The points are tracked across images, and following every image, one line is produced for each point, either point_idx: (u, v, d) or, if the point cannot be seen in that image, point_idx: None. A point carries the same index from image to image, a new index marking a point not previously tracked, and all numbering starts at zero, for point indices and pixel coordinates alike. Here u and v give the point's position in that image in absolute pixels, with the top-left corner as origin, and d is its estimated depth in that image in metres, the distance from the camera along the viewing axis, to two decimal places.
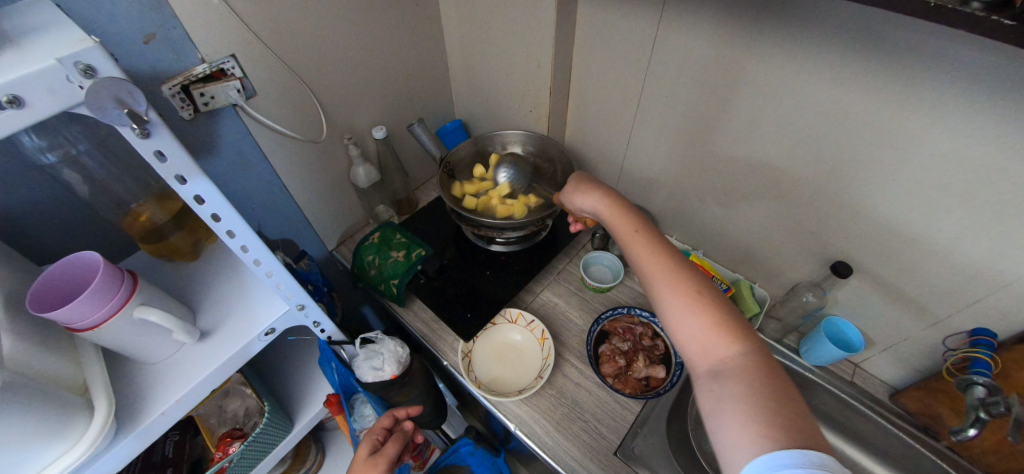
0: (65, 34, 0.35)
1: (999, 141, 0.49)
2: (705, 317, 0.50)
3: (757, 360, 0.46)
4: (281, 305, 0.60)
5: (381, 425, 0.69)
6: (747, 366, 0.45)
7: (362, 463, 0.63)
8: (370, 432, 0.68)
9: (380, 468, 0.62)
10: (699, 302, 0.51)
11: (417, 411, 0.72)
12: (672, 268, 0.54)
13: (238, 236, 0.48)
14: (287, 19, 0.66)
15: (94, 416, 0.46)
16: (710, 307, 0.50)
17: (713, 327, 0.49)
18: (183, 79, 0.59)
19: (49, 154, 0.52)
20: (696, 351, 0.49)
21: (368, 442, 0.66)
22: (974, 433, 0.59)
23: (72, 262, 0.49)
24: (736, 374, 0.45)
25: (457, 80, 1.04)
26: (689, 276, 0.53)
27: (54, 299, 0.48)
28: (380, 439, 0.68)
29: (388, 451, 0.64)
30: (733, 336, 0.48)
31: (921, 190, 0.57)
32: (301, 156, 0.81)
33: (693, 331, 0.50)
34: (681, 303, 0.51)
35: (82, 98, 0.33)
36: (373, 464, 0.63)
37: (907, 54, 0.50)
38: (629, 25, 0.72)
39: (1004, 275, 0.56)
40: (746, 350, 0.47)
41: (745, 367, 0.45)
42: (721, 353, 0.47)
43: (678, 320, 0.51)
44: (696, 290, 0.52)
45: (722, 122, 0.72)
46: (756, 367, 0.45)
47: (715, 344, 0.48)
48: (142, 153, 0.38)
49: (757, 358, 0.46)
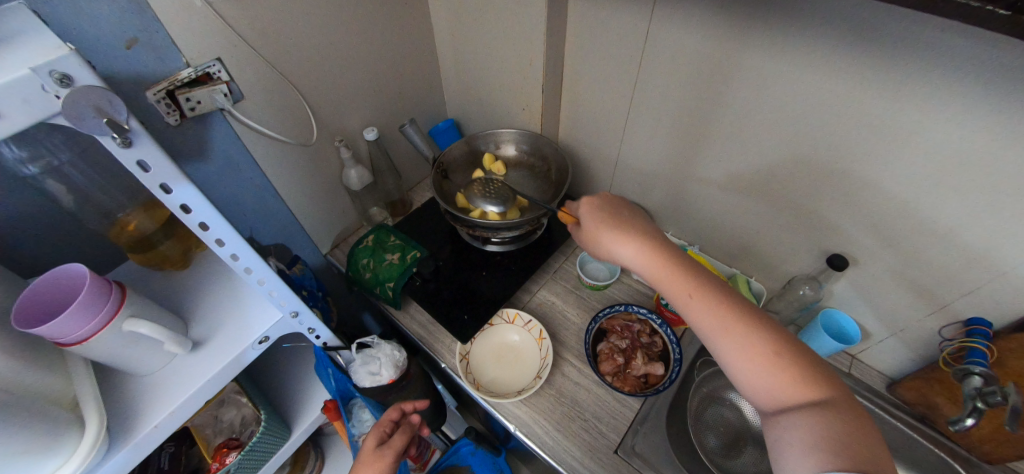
0: (40, 42, 0.34)
1: (995, 131, 0.48)
2: (780, 366, 0.48)
3: (829, 396, 0.46)
4: (275, 312, 0.59)
5: (388, 416, 0.66)
6: (822, 405, 0.45)
7: (367, 456, 0.61)
8: (377, 424, 0.65)
9: (387, 461, 0.59)
10: (760, 342, 0.49)
11: (423, 404, 0.69)
12: (726, 307, 0.52)
13: (228, 244, 0.48)
14: (274, 20, 0.65)
15: (86, 431, 0.45)
16: (772, 346, 0.49)
17: (780, 368, 0.48)
18: (168, 83, 0.58)
19: (31, 166, 0.51)
20: (774, 399, 0.48)
21: (375, 434, 0.63)
22: (971, 423, 0.58)
23: (58, 275, 0.47)
24: (812, 414, 0.45)
25: (449, 79, 1.03)
26: (744, 315, 0.51)
27: (38, 316, 0.47)
28: (388, 430, 0.65)
29: (395, 442, 0.61)
30: (803, 375, 0.48)
31: (916, 181, 0.57)
32: (292, 160, 0.80)
33: (759, 374, 0.49)
34: (741, 345, 0.50)
35: (59, 108, 0.33)
36: (380, 458, 0.60)
37: (901, 45, 0.50)
38: (621, 20, 0.72)
39: (1001, 265, 0.56)
40: (819, 388, 0.47)
41: (821, 406, 0.45)
42: (793, 394, 0.47)
43: (741, 363, 0.50)
44: (755, 329, 0.50)
45: (717, 117, 0.71)
46: (831, 404, 0.45)
47: (784, 384, 0.48)
48: (124, 164, 0.38)
49: (828, 394, 0.46)
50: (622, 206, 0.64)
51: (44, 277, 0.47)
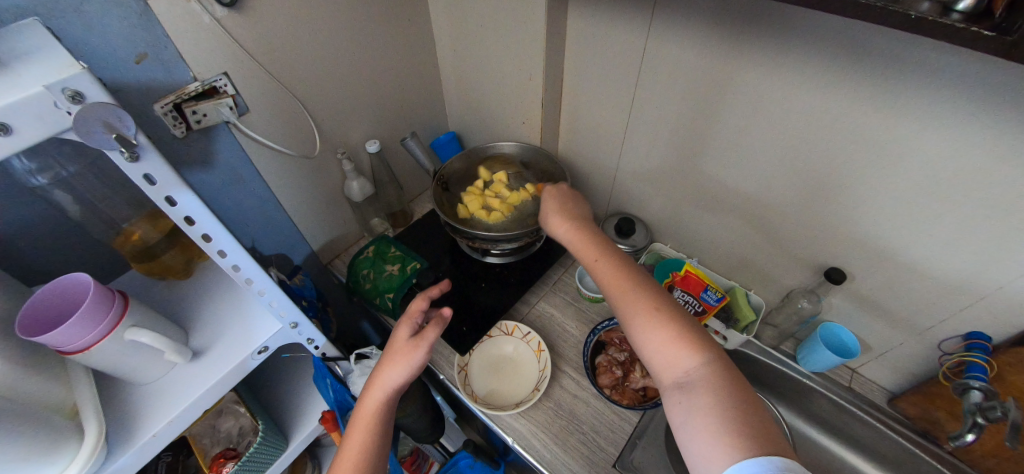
0: (55, 60, 0.35)
1: (986, 147, 0.49)
2: (670, 333, 0.49)
3: (718, 365, 0.47)
4: (275, 323, 0.60)
5: (416, 308, 0.64)
6: (708, 372, 0.46)
7: (401, 345, 0.59)
8: (407, 315, 0.63)
9: (423, 351, 0.58)
10: (657, 313, 0.51)
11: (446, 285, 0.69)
12: (633, 282, 0.55)
13: (230, 255, 0.48)
14: (279, 36, 0.67)
15: (85, 440, 0.46)
16: (668, 317, 0.51)
17: (674, 339, 0.49)
18: (175, 97, 0.59)
19: (40, 177, 0.52)
20: (663, 365, 0.49)
21: (408, 325, 0.61)
22: (971, 438, 0.60)
23: (64, 284, 0.48)
24: (700, 384, 0.45)
25: (450, 92, 1.05)
26: (647, 290, 0.54)
27: (44, 325, 0.48)
28: (420, 322, 0.63)
29: (428, 334, 0.59)
30: (692, 341, 0.49)
31: (912, 195, 0.57)
32: (294, 171, 0.81)
33: (655, 345, 0.50)
34: (641, 318, 0.51)
35: (70, 123, 0.34)
36: (415, 348, 0.58)
37: (890, 62, 0.51)
38: (619, 36, 0.73)
39: (999, 279, 0.56)
40: (705, 355, 0.47)
41: (707, 373, 0.46)
42: (685, 364, 0.47)
43: (640, 334, 0.51)
44: (656, 302, 0.52)
45: (712, 131, 0.72)
46: (720, 375, 0.46)
47: (674, 351, 0.48)
48: (130, 177, 0.39)
49: (719, 365, 0.47)
50: (564, 194, 0.70)
51: (48, 288, 0.47)
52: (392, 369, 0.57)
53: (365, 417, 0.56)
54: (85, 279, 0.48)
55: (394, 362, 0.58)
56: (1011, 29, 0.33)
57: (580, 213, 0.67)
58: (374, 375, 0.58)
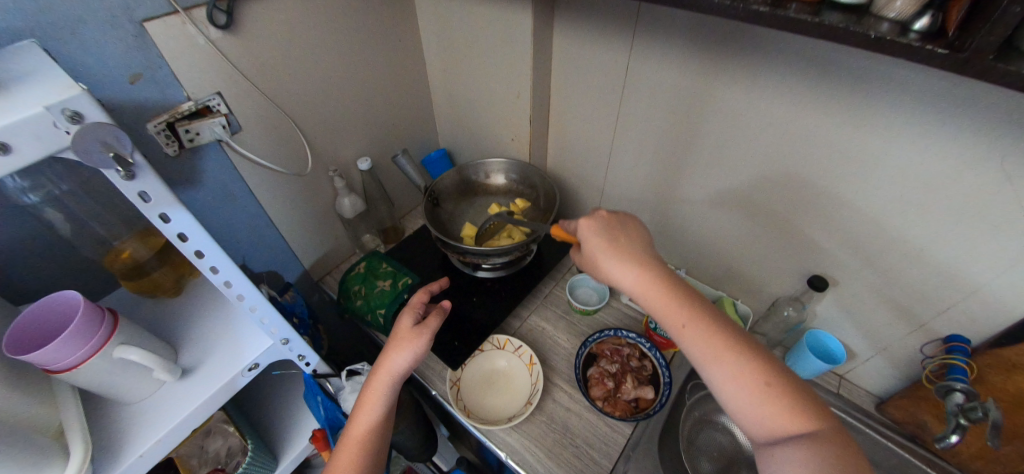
0: (55, 81, 0.36)
1: (950, 157, 0.52)
2: (771, 399, 0.46)
3: (825, 431, 0.44)
4: (265, 339, 0.59)
5: (419, 300, 0.67)
6: (818, 441, 0.44)
7: (403, 333, 0.61)
8: (410, 305, 0.66)
9: (425, 338, 0.60)
10: (756, 378, 0.47)
11: (445, 284, 0.72)
12: (725, 340, 0.50)
13: (222, 272, 0.49)
14: (271, 58, 0.69)
15: (69, 462, 0.45)
16: (768, 381, 0.47)
17: (776, 406, 0.46)
18: (169, 116, 0.60)
19: (31, 194, 0.52)
20: (763, 432, 0.46)
21: (410, 314, 0.64)
22: (956, 439, 0.60)
23: (53, 301, 0.48)
24: (810, 452, 0.43)
25: (440, 110, 1.07)
26: (742, 349, 0.49)
27: (31, 343, 0.47)
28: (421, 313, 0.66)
29: (430, 322, 0.61)
30: (794, 406, 0.46)
31: (886, 204, 0.60)
32: (286, 189, 0.82)
33: (757, 410, 0.47)
34: (741, 385, 0.47)
35: (69, 142, 0.34)
36: (417, 335, 0.60)
37: (855, 78, 0.54)
38: (602, 56, 0.76)
39: (970, 282, 0.59)
40: (810, 420, 0.45)
41: (818, 442, 0.44)
42: (789, 430, 0.45)
43: (738, 399, 0.48)
44: (754, 365, 0.48)
45: (695, 145, 0.75)
46: (829, 440, 0.44)
47: (778, 418, 0.46)
48: (125, 195, 0.39)
49: (826, 429, 0.45)
50: (616, 226, 0.60)
51: (37, 306, 0.47)
52: (397, 352, 0.59)
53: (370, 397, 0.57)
54: (76, 296, 0.48)
55: (399, 346, 0.59)
56: (964, 46, 0.36)
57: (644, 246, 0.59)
58: (380, 359, 0.59)
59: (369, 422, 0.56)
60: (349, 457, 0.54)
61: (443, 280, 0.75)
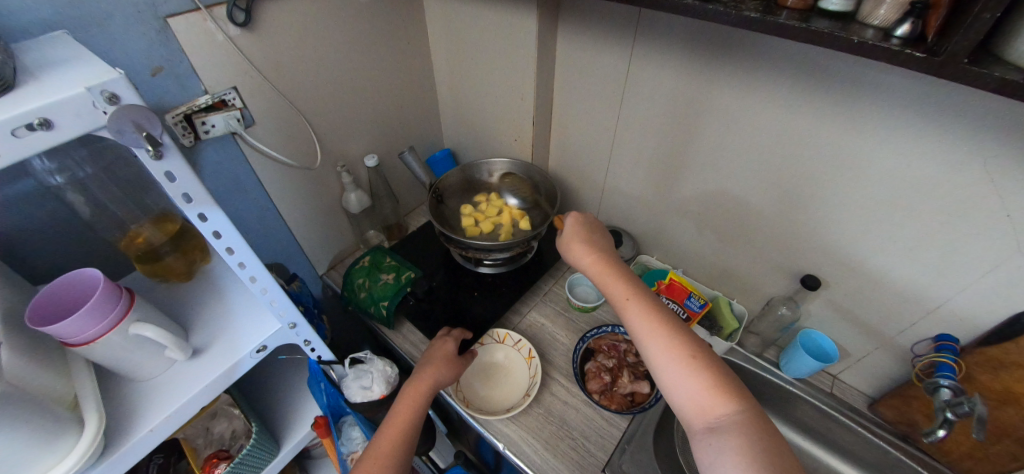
0: (92, 66, 0.39)
1: (936, 159, 0.54)
2: (702, 379, 0.48)
3: (752, 413, 0.45)
4: (273, 323, 0.61)
5: (461, 332, 0.79)
6: (743, 420, 0.44)
7: (447, 356, 0.73)
8: (451, 333, 0.78)
9: (462, 369, 0.72)
10: (691, 357, 0.49)
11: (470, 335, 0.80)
12: (663, 323, 0.52)
13: (237, 253, 0.51)
14: (285, 55, 0.71)
15: (85, 431, 0.47)
16: (701, 360, 0.49)
17: (707, 385, 0.47)
18: (186, 108, 0.63)
19: (57, 176, 0.57)
20: (694, 411, 0.47)
21: (455, 342, 0.75)
22: (943, 434, 0.61)
23: (80, 279, 0.50)
24: (737, 431, 0.44)
25: (445, 111, 1.10)
26: (683, 334, 0.51)
27: (52, 315, 0.49)
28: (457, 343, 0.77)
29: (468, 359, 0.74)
30: (723, 385, 0.47)
31: (872, 204, 0.62)
32: (294, 181, 0.84)
33: (689, 390, 0.48)
34: (675, 361, 0.49)
35: (105, 122, 0.37)
36: (458, 364, 0.72)
37: (842, 82, 0.57)
38: (603, 59, 0.79)
39: (955, 282, 0.61)
40: (737, 401, 0.46)
41: (742, 421, 0.44)
42: (719, 410, 0.46)
43: (672, 376, 0.49)
44: (688, 344, 0.50)
45: (692, 146, 0.77)
46: (755, 423, 0.44)
47: (706, 395, 0.47)
48: (152, 174, 0.41)
49: (754, 413, 0.45)
50: (590, 220, 0.67)
51: (32, 308, 0.48)
52: (439, 373, 0.69)
53: (416, 394, 0.65)
54: (58, 280, 0.49)
55: (442, 367, 0.70)
56: (939, 51, 0.38)
57: (602, 241, 0.64)
58: (425, 372, 0.68)
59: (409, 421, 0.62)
60: (386, 447, 0.59)
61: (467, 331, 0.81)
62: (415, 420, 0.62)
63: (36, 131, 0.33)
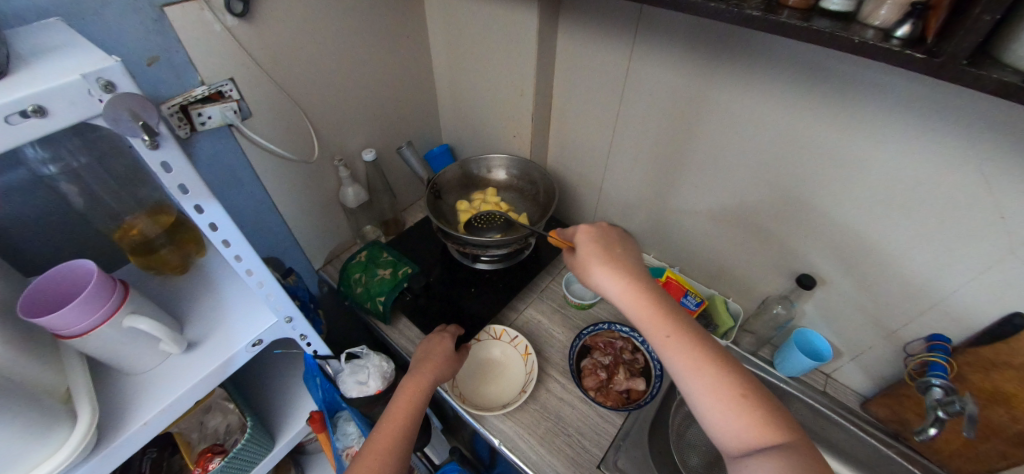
0: (87, 54, 0.38)
1: (933, 160, 0.55)
2: (748, 416, 0.46)
3: (800, 446, 0.44)
4: (270, 317, 0.61)
5: (456, 328, 0.79)
6: (796, 457, 0.43)
7: (446, 353, 0.73)
8: (445, 330, 0.78)
9: (459, 365, 0.73)
10: (736, 393, 0.47)
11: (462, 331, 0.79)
12: (704, 356, 0.50)
13: (233, 245, 0.50)
14: (283, 47, 0.71)
15: (77, 424, 0.46)
16: (747, 395, 0.47)
17: (754, 421, 0.46)
18: (182, 99, 0.62)
19: (50, 166, 0.56)
20: (741, 448, 0.46)
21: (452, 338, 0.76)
22: (934, 432, 0.61)
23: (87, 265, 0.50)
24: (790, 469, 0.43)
25: (444, 106, 1.09)
26: (724, 365, 0.49)
27: (53, 297, 0.49)
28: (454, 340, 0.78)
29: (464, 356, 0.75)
30: (769, 420, 0.46)
31: (869, 204, 0.63)
32: (291, 175, 0.83)
33: (732, 424, 0.46)
34: (721, 398, 0.47)
35: (100, 110, 0.36)
36: (455, 360, 0.73)
37: (840, 83, 0.57)
38: (603, 56, 0.79)
39: (948, 283, 0.61)
40: (785, 435, 0.45)
41: (794, 458, 0.43)
42: (769, 447, 0.45)
43: (714, 410, 0.48)
44: (730, 378, 0.48)
45: (691, 145, 0.77)
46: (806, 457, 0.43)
47: (755, 432, 0.46)
48: (148, 164, 0.41)
49: (801, 444, 0.45)
50: (611, 236, 0.62)
51: (39, 283, 0.48)
52: (439, 368, 0.69)
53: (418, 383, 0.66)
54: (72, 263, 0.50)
55: (442, 362, 0.70)
56: (939, 52, 0.38)
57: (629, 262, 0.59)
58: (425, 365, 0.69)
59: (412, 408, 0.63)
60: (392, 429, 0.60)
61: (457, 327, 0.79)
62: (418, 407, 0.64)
63: (29, 118, 0.33)
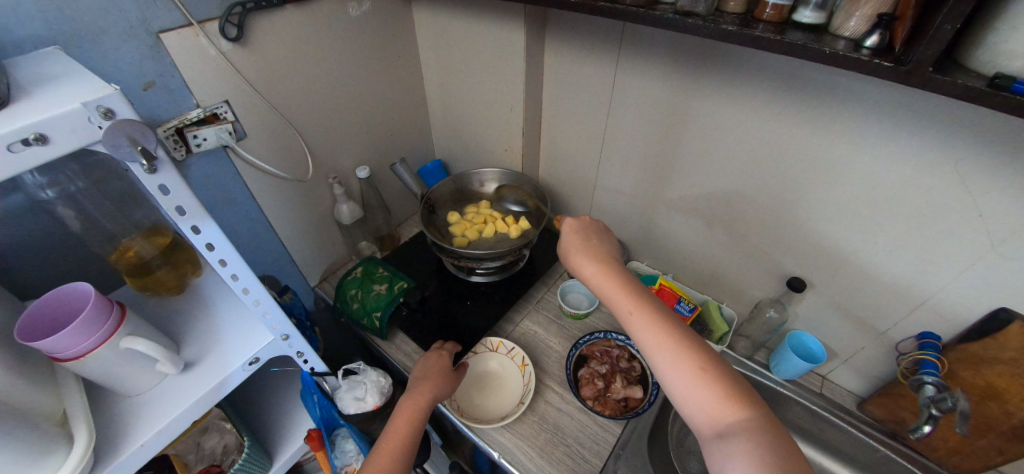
0: (87, 82, 0.39)
1: (909, 163, 0.57)
2: (709, 386, 0.48)
3: (760, 418, 0.45)
4: (266, 335, 0.61)
5: (454, 345, 0.80)
6: (754, 427, 0.45)
7: (443, 370, 0.73)
8: (442, 348, 0.79)
9: (458, 382, 0.73)
10: (699, 364, 0.49)
11: (459, 347, 0.80)
12: (668, 331, 0.53)
13: (230, 264, 0.51)
14: (277, 70, 0.72)
15: (73, 448, 0.46)
16: (708, 368, 0.49)
17: (717, 392, 0.48)
18: (178, 122, 0.64)
19: (48, 190, 0.58)
20: (703, 418, 0.47)
21: (450, 356, 0.77)
22: (929, 430, 0.62)
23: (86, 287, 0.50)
24: (748, 437, 0.44)
25: (436, 122, 1.11)
26: (688, 340, 0.52)
27: (62, 317, 0.50)
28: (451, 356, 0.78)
29: (462, 373, 0.75)
30: (730, 391, 0.48)
31: (852, 207, 0.65)
32: (286, 193, 0.84)
33: (698, 399, 0.48)
34: (682, 367, 0.50)
35: (100, 136, 0.37)
36: (453, 378, 0.73)
37: (818, 91, 0.59)
38: (588, 71, 0.81)
39: (932, 281, 0.63)
40: (745, 407, 0.46)
41: (753, 427, 0.45)
42: (729, 416, 0.46)
43: (681, 385, 0.49)
44: (693, 351, 0.51)
45: (678, 154, 0.79)
46: (765, 429, 0.45)
47: (715, 402, 0.47)
48: (146, 187, 0.42)
49: (763, 418, 0.46)
50: (594, 231, 0.67)
51: (48, 299, 0.49)
52: (437, 386, 0.69)
53: (415, 403, 0.66)
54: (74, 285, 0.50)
55: (439, 381, 0.71)
56: (906, 60, 0.40)
57: (605, 251, 0.64)
58: (422, 385, 0.69)
59: (408, 431, 0.62)
60: (388, 456, 0.59)
61: (455, 344, 0.80)
62: (417, 427, 0.63)
63: (31, 146, 0.34)
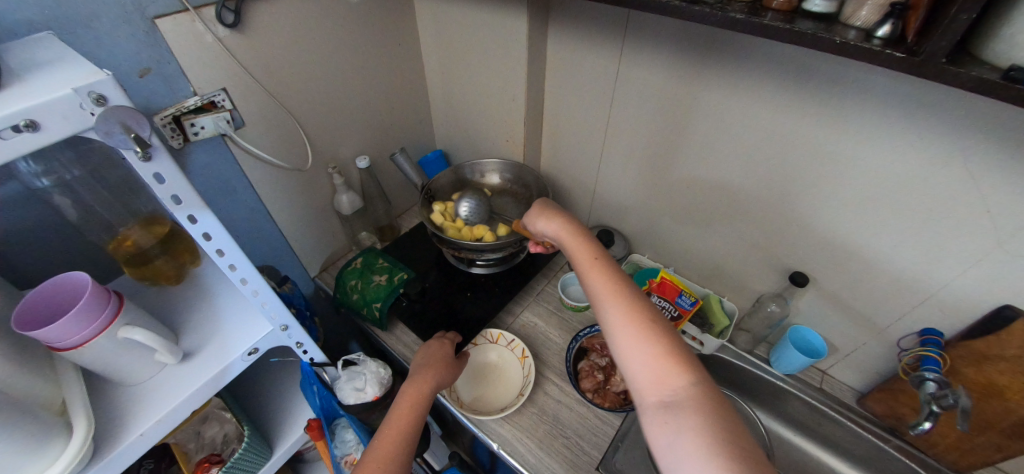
0: (80, 67, 0.38)
1: (918, 157, 0.55)
2: (654, 347, 0.49)
3: (701, 384, 0.46)
4: (265, 325, 0.61)
5: (455, 335, 0.80)
6: (693, 392, 0.45)
7: (444, 358, 0.73)
8: (444, 337, 0.78)
9: (459, 370, 0.74)
10: (647, 326, 0.51)
11: (461, 337, 0.79)
12: (622, 293, 0.54)
13: (227, 254, 0.51)
14: (275, 57, 0.71)
15: (73, 438, 0.46)
16: (656, 330, 0.50)
17: (662, 355, 0.48)
18: (174, 110, 0.63)
19: (43, 179, 0.56)
20: (646, 380, 0.48)
21: (451, 345, 0.77)
22: (929, 426, 0.62)
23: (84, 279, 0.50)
24: (686, 400, 0.45)
25: (437, 112, 1.10)
26: (641, 303, 0.53)
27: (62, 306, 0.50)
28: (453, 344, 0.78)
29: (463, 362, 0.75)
30: (675, 355, 0.48)
31: (858, 202, 0.64)
32: (285, 183, 0.84)
33: (643, 360, 0.49)
34: (631, 327, 0.51)
35: (93, 123, 0.36)
36: (455, 366, 0.73)
37: (826, 83, 0.58)
38: (592, 61, 0.80)
39: (936, 277, 0.62)
40: (687, 372, 0.47)
41: (692, 391, 0.45)
42: (671, 380, 0.47)
43: (627, 348, 0.50)
44: (643, 314, 0.52)
45: (682, 146, 0.78)
46: (705, 396, 0.45)
47: (659, 364, 0.48)
48: (141, 175, 0.41)
49: (706, 385, 0.46)
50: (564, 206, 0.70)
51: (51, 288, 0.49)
52: (439, 375, 0.70)
53: (416, 392, 0.66)
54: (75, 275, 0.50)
55: (441, 369, 0.71)
56: (919, 51, 0.39)
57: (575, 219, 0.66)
58: (423, 373, 0.69)
59: (410, 421, 0.62)
60: (389, 445, 0.58)
61: (455, 334, 0.79)
62: (419, 416, 0.63)
63: (21, 132, 0.33)
